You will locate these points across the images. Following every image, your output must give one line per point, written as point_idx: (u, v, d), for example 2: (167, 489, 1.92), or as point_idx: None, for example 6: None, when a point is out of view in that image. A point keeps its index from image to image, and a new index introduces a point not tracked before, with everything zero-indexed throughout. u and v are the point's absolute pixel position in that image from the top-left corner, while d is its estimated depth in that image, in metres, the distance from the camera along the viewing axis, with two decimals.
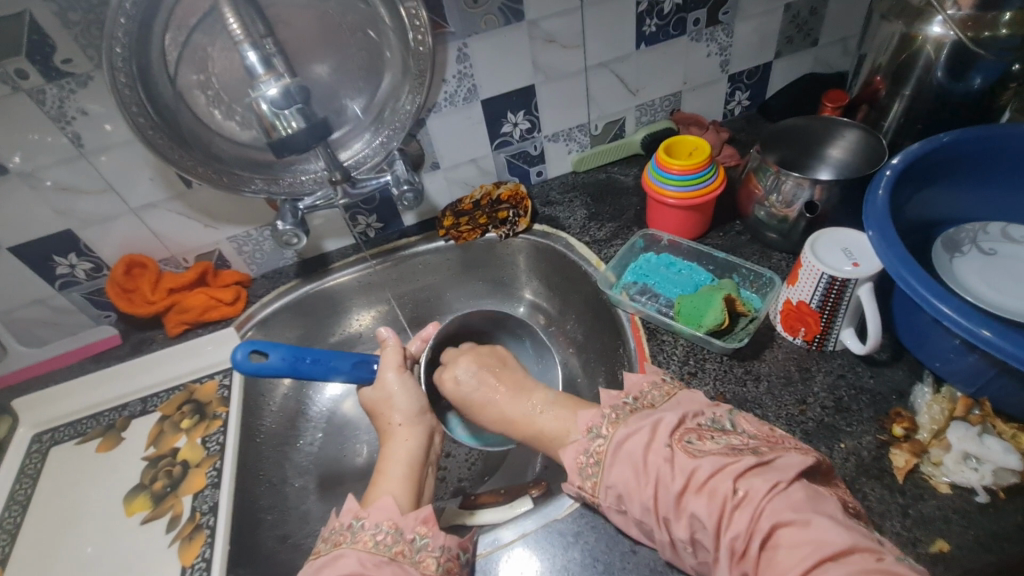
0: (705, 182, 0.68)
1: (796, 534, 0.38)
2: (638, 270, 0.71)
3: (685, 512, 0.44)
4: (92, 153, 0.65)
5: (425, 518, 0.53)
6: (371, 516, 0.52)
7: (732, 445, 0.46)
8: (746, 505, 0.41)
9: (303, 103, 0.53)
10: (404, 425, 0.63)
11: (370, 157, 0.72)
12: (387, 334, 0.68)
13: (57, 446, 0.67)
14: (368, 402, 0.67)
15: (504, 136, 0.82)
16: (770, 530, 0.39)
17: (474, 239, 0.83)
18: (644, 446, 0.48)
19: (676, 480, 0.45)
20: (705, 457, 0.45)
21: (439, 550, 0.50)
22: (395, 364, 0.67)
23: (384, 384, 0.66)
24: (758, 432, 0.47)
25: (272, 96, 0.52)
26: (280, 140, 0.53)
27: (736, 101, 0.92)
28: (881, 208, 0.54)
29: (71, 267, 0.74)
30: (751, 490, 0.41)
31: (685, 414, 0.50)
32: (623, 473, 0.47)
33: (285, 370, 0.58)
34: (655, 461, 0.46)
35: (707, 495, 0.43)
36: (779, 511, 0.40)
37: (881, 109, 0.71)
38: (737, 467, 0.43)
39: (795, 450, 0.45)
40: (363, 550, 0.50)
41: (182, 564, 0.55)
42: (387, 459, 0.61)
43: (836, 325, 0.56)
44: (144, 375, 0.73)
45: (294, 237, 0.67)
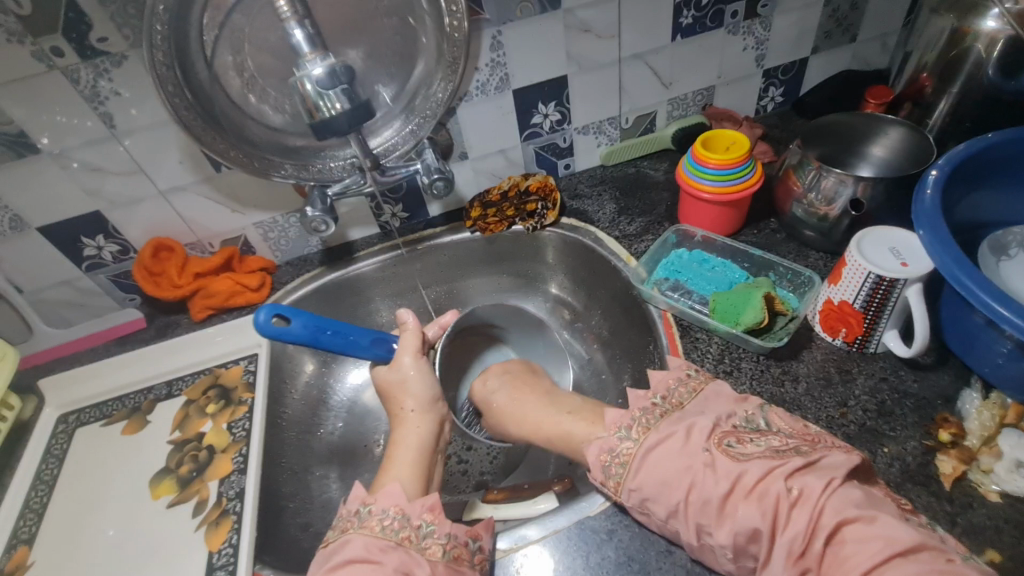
0: (743, 178, 0.66)
1: (864, 531, 0.37)
2: (670, 266, 0.70)
3: (730, 516, 0.42)
4: (123, 134, 0.65)
5: (431, 506, 0.51)
6: (379, 501, 0.51)
7: (774, 446, 0.44)
8: (804, 505, 0.40)
9: (348, 83, 0.52)
10: (417, 412, 0.63)
11: (400, 145, 0.71)
12: (407, 318, 0.67)
13: (83, 427, 0.67)
14: (380, 383, 0.66)
15: (534, 127, 0.80)
16: (835, 528, 0.38)
17: (501, 231, 0.81)
18: (679, 449, 0.46)
19: (720, 484, 0.43)
20: (750, 459, 0.43)
21: (444, 537, 0.49)
22: (412, 349, 0.66)
23: (400, 367, 0.65)
24: (793, 430, 0.46)
25: (317, 76, 0.51)
26: (324, 121, 0.52)
27: (770, 97, 0.90)
28: (931, 208, 0.52)
29: (98, 248, 0.74)
30: (805, 490, 0.40)
31: (717, 415, 0.48)
32: (653, 478, 0.46)
33: (306, 338, 0.61)
34: (694, 464, 0.45)
35: (757, 497, 0.41)
36: (841, 508, 0.39)
37: (926, 106, 0.69)
38: (785, 467, 0.42)
39: (838, 448, 0.44)
40: (370, 535, 0.49)
41: (209, 549, 0.54)
42: (397, 444, 0.60)
43: (879, 327, 0.54)
44: (170, 359, 0.72)
45: (322, 224, 0.67)
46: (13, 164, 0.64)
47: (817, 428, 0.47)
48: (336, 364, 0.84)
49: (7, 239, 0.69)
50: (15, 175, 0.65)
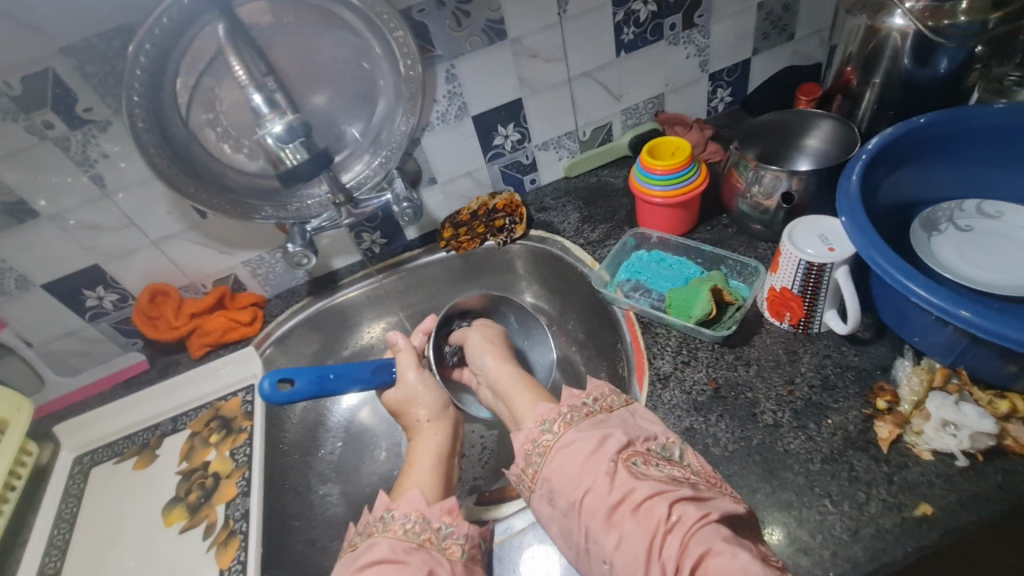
0: (688, 180, 0.71)
1: (721, 564, 0.38)
2: (631, 267, 0.75)
3: (614, 527, 0.43)
4: (113, 192, 0.70)
5: (449, 509, 0.56)
6: (400, 506, 0.56)
7: (674, 476, 0.46)
8: (678, 531, 0.41)
9: (305, 135, 0.57)
10: (431, 420, 0.68)
11: (370, 178, 0.76)
12: (396, 338, 0.73)
13: (98, 466, 0.72)
14: (392, 404, 0.71)
15: (496, 148, 0.86)
16: (699, 561, 0.39)
17: (474, 248, 0.86)
18: (588, 453, 0.48)
19: (612, 494, 0.45)
20: (646, 479, 0.45)
21: (462, 537, 0.54)
22: (412, 365, 0.71)
23: (407, 384, 0.70)
24: (702, 469, 0.48)
25: (277, 132, 0.56)
26: (285, 170, 0.58)
27: (719, 98, 0.95)
28: (853, 194, 0.57)
29: (99, 298, 0.79)
30: (682, 517, 0.42)
31: (634, 434, 0.49)
32: (561, 470, 0.48)
33: (313, 391, 0.65)
34: (596, 469, 0.47)
35: (641, 514, 0.43)
36: (709, 540, 0.40)
37: (854, 98, 0.74)
38: (675, 494, 0.43)
39: (730, 494, 0.45)
40: (394, 538, 0.53)
41: (220, 567, 0.58)
42: (416, 453, 0.65)
43: (818, 308, 0.59)
44: (172, 396, 0.77)
45: (304, 257, 0.72)
46: (15, 228, 0.69)
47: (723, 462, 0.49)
48: None
49: (15, 298, 0.75)
50: (17, 238, 0.70)
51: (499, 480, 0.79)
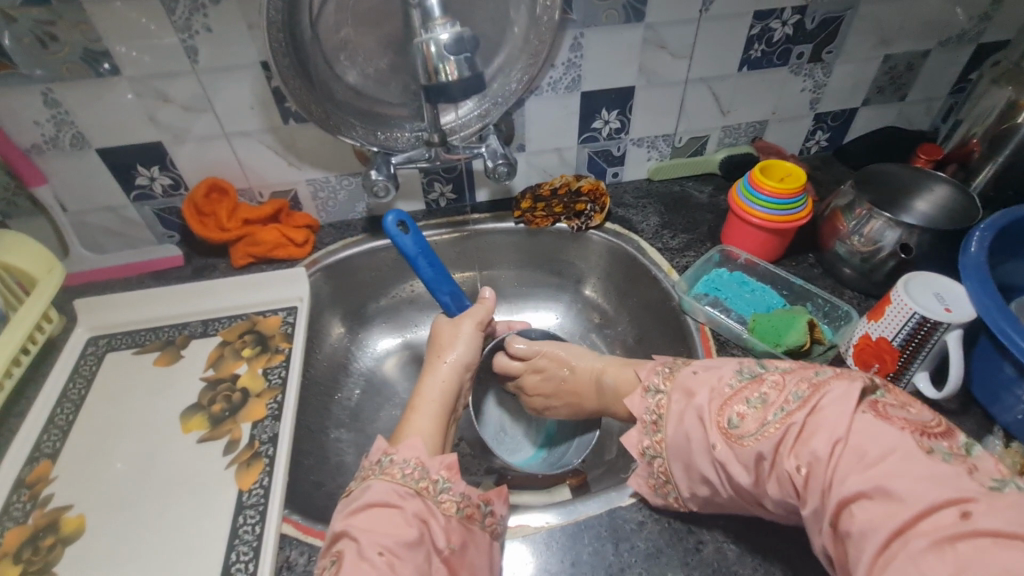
0: (793, 210, 0.69)
1: (870, 507, 0.36)
2: (710, 283, 0.72)
3: (766, 495, 0.44)
4: (204, 70, 0.66)
5: (449, 464, 0.51)
6: (401, 451, 0.51)
7: (774, 406, 0.44)
8: (816, 480, 0.39)
9: (472, 52, 0.48)
10: (449, 365, 0.63)
11: (467, 126, 0.73)
12: (488, 294, 0.69)
13: (113, 352, 0.67)
14: (436, 327, 0.67)
15: (593, 131, 0.83)
16: (841, 504, 0.37)
17: (545, 226, 0.83)
18: (698, 444, 0.47)
19: (744, 472, 0.44)
20: (755, 437, 0.43)
21: (459, 495, 0.49)
22: (474, 320, 0.66)
23: (458, 327, 0.66)
24: (795, 372, 0.46)
25: (443, 40, 0.47)
26: (437, 87, 0.49)
27: (815, 140, 0.94)
28: (977, 261, 0.56)
29: (151, 179, 0.74)
30: (813, 466, 0.40)
31: (714, 391, 0.48)
32: (688, 471, 0.48)
33: (413, 253, 0.64)
34: (710, 456, 0.46)
35: (776, 481, 0.42)
36: (845, 478, 0.38)
37: (970, 171, 0.72)
38: (790, 438, 0.42)
39: (836, 389, 0.42)
40: (390, 481, 0.49)
41: (239, 487, 0.53)
42: (421, 396, 0.61)
43: (912, 367, 0.57)
44: (205, 300, 0.72)
45: (383, 189, 0.70)
46: (89, 81, 0.64)
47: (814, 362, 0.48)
48: (363, 330, 0.85)
49: (65, 155, 0.69)
50: (86, 91, 0.64)
51: (523, 466, 0.75)
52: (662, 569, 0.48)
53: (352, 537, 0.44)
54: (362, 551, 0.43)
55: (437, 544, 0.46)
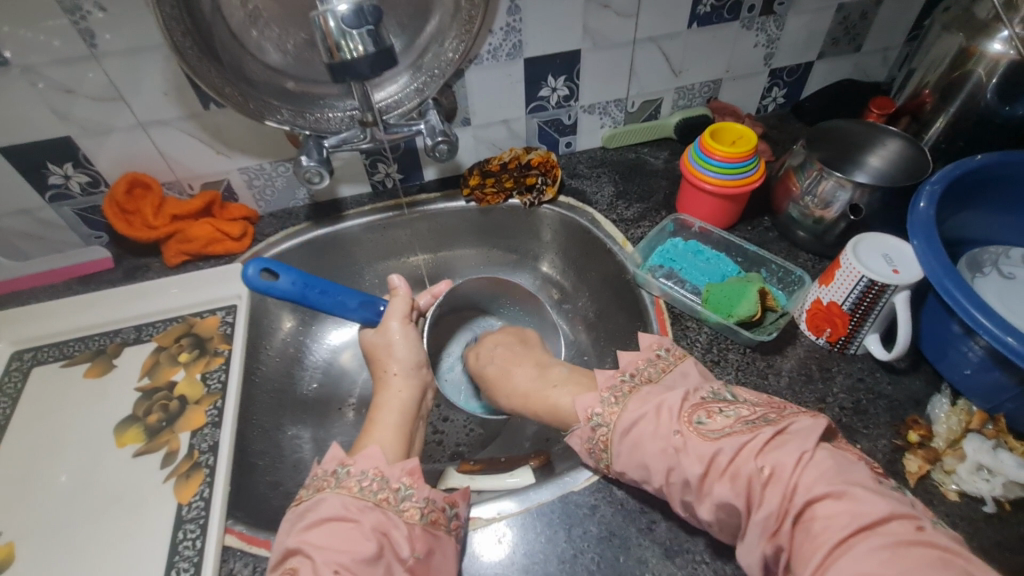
0: (746, 173, 0.67)
1: (833, 506, 0.37)
2: (665, 254, 0.70)
3: (710, 495, 0.43)
4: (104, 56, 0.59)
5: (410, 470, 0.49)
6: (358, 462, 0.49)
7: (743, 418, 0.45)
8: (776, 481, 0.40)
9: (374, 25, 0.45)
10: (400, 375, 0.61)
11: (404, 102, 0.68)
12: (398, 283, 0.65)
13: (40, 366, 0.63)
14: (367, 345, 0.64)
15: (540, 100, 0.78)
16: (806, 505, 0.38)
17: (497, 203, 0.80)
18: (653, 432, 0.47)
19: (695, 464, 0.44)
20: (721, 436, 0.44)
21: (423, 501, 0.47)
22: (400, 313, 0.64)
23: (387, 331, 0.63)
24: (758, 399, 0.48)
25: (341, 12, 0.44)
26: (343, 62, 0.45)
27: (772, 97, 0.90)
28: (926, 218, 0.55)
29: (65, 178, 0.68)
30: (777, 467, 0.40)
31: (686, 390, 0.49)
32: (636, 459, 0.47)
33: (294, 295, 0.59)
34: (667, 445, 0.46)
35: (729, 479, 0.42)
36: (811, 484, 0.39)
37: (924, 123, 0.71)
38: (756, 444, 0.42)
39: (805, 414, 0.44)
40: (347, 495, 0.47)
41: (178, 502, 0.51)
42: (379, 409, 0.58)
43: (862, 330, 0.56)
44: (139, 304, 0.68)
45: (316, 176, 0.64)
46: None
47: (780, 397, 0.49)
48: (315, 322, 0.82)
49: None
50: None
51: (484, 450, 0.74)
52: (615, 551, 0.48)
53: (307, 554, 0.43)
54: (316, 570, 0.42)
55: (400, 554, 0.44)
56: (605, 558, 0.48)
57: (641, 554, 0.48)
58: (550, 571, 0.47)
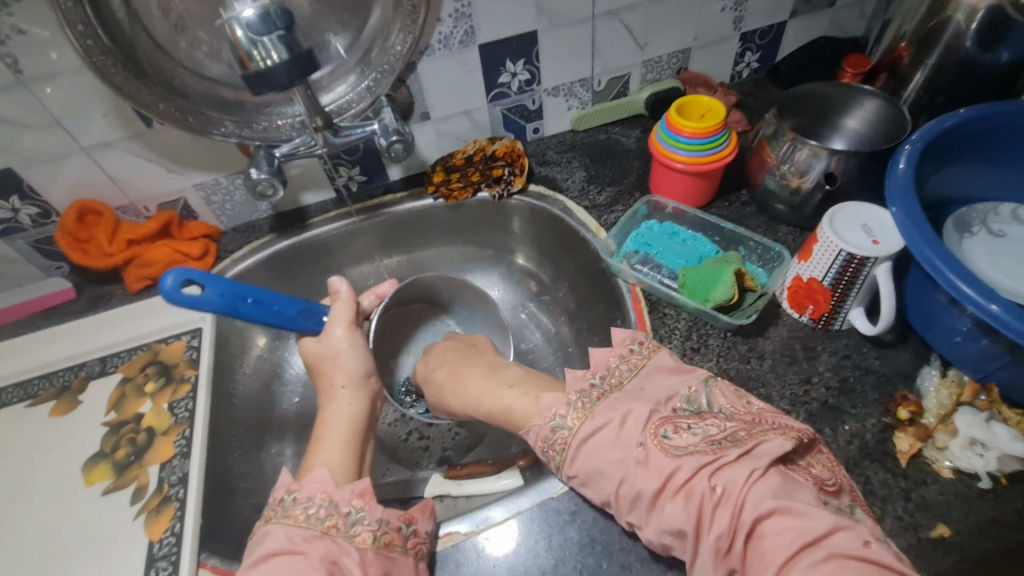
0: (717, 148, 0.64)
1: (782, 522, 0.37)
2: (640, 238, 0.68)
3: (660, 513, 0.42)
4: (32, 81, 0.56)
5: (362, 491, 0.48)
6: (303, 489, 0.47)
7: (710, 436, 0.43)
8: (727, 503, 0.39)
9: (286, 30, 0.44)
10: (348, 389, 0.59)
11: (355, 103, 0.65)
12: (338, 287, 0.62)
13: (5, 409, 0.62)
14: (311, 357, 0.61)
15: (501, 87, 0.75)
16: (755, 525, 0.38)
17: (465, 198, 0.77)
18: (612, 441, 0.46)
19: (652, 481, 0.43)
20: (684, 454, 0.43)
21: (376, 523, 0.46)
22: (344, 320, 0.61)
23: (332, 339, 0.61)
24: (734, 410, 0.46)
25: (248, 19, 0.43)
26: (259, 73, 0.44)
27: (745, 63, 0.86)
28: (904, 182, 0.52)
29: (13, 211, 0.65)
30: (728, 486, 0.40)
31: (654, 401, 0.47)
32: (588, 467, 0.46)
33: (222, 306, 0.55)
34: (627, 457, 0.44)
35: (684, 496, 0.41)
36: (761, 502, 0.39)
37: (902, 78, 0.67)
38: (715, 464, 0.41)
39: (775, 432, 0.43)
40: (292, 526, 0.45)
41: (149, 539, 0.50)
42: (324, 424, 0.57)
43: (846, 304, 0.54)
44: (101, 335, 0.67)
45: (270, 187, 0.60)
46: None
47: (759, 404, 0.46)
48: (290, 336, 0.79)
49: None
50: None
51: (472, 454, 0.72)
52: (597, 558, 0.47)
53: None
54: None
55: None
56: (589, 565, 0.46)
57: (625, 558, 0.46)
58: None
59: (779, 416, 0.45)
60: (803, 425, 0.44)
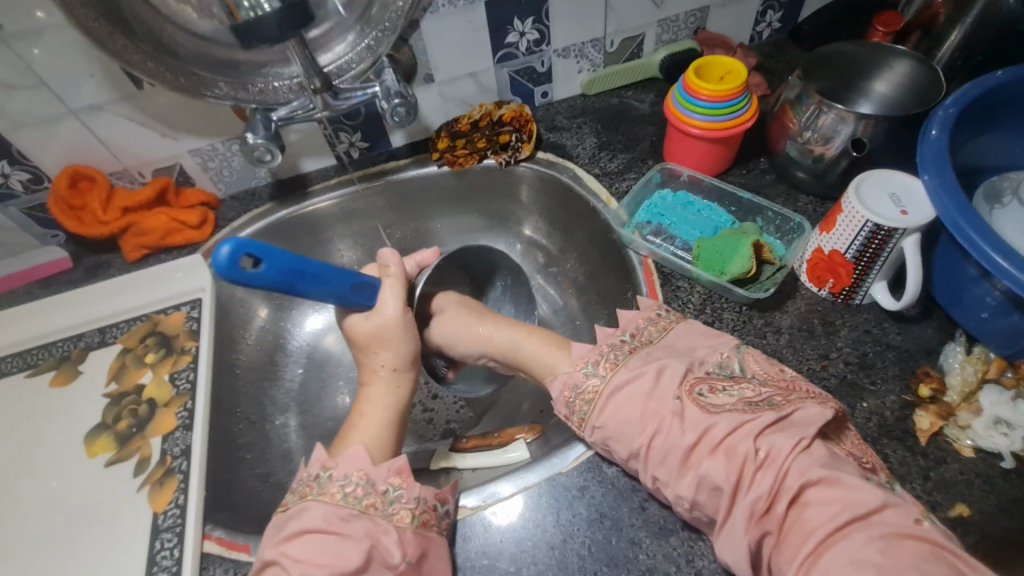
0: (737, 112, 0.60)
1: (825, 493, 0.38)
2: (653, 208, 0.66)
3: (693, 470, 0.42)
4: (14, 38, 0.53)
5: (399, 468, 0.47)
6: (341, 465, 0.47)
7: (748, 398, 0.43)
8: (769, 466, 0.39)
9: None
10: (395, 370, 0.58)
11: (355, 64, 0.62)
12: (389, 259, 0.56)
13: (5, 378, 0.61)
14: (360, 335, 0.57)
15: (508, 47, 0.71)
16: (797, 492, 0.38)
17: (471, 165, 0.75)
18: (647, 392, 0.45)
19: (686, 435, 0.43)
20: (720, 412, 0.43)
21: (413, 501, 0.46)
22: (397, 299, 0.56)
23: (382, 317, 0.56)
24: (768, 375, 0.45)
25: None
26: (246, 24, 0.41)
27: (766, 23, 0.81)
28: (937, 148, 0.49)
29: (4, 176, 0.63)
30: (772, 450, 0.40)
31: (689, 360, 0.47)
32: (618, 417, 0.45)
33: (281, 282, 0.44)
34: (663, 411, 0.44)
35: (723, 454, 0.41)
36: (805, 470, 0.39)
37: (936, 37, 0.63)
38: (756, 425, 0.41)
39: (812, 399, 0.43)
40: (330, 504, 0.45)
41: (154, 510, 0.50)
42: (370, 403, 0.57)
43: (868, 278, 0.52)
44: (99, 305, 0.65)
45: (267, 152, 0.58)
46: None
47: (791, 371, 0.46)
48: (292, 307, 0.78)
49: None
50: None
51: (477, 426, 0.71)
52: (606, 534, 0.46)
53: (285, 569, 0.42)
54: None
55: (391, 560, 0.43)
56: (597, 540, 0.46)
57: (634, 533, 0.46)
58: (539, 558, 0.45)
59: (812, 385, 0.45)
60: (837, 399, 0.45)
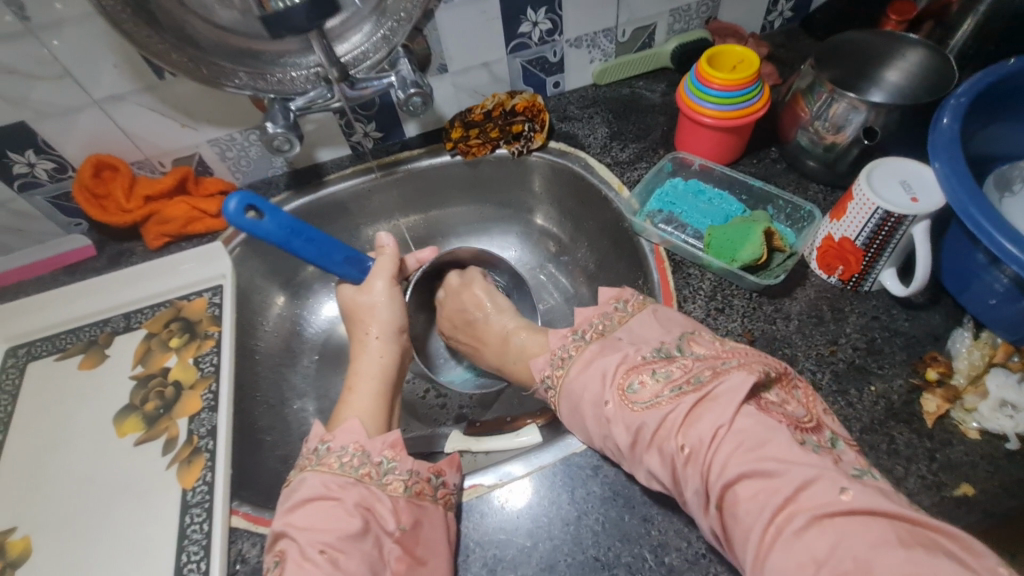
0: (749, 101, 0.61)
1: (753, 486, 0.38)
2: (665, 197, 0.67)
3: (641, 463, 0.44)
4: (39, 30, 0.55)
5: (393, 442, 0.49)
6: (336, 438, 0.49)
7: (672, 382, 0.44)
8: (695, 462, 0.40)
9: None
10: (381, 339, 0.60)
11: (371, 54, 0.63)
12: (386, 240, 0.62)
13: (35, 361, 0.63)
14: (347, 306, 0.62)
15: (521, 37, 0.71)
16: (726, 486, 0.39)
17: (484, 155, 0.76)
18: (590, 395, 0.48)
19: (625, 435, 0.45)
20: (647, 408, 0.44)
21: (405, 474, 0.48)
22: (386, 274, 0.62)
23: (372, 291, 0.61)
24: (706, 354, 0.46)
25: None
26: (273, 14, 0.42)
27: (778, 11, 0.81)
28: (949, 136, 0.49)
29: (30, 165, 0.64)
30: (695, 447, 0.41)
31: (624, 353, 0.48)
32: (575, 419, 0.49)
33: (280, 238, 0.54)
34: (600, 413, 0.47)
35: (657, 453, 0.43)
36: (727, 462, 0.39)
37: (950, 26, 0.63)
38: (678, 418, 0.42)
39: (737, 370, 0.43)
40: (327, 472, 0.47)
41: (182, 487, 0.52)
42: (358, 375, 0.58)
43: (878, 265, 0.52)
44: (123, 291, 0.67)
45: (286, 142, 0.59)
46: None
47: (732, 342, 0.47)
48: (308, 295, 0.79)
49: None
50: None
51: (490, 411, 0.73)
52: (619, 511, 0.47)
53: (292, 537, 0.43)
54: (303, 551, 0.42)
55: (386, 527, 0.45)
56: (610, 517, 0.47)
57: (646, 511, 0.47)
58: (554, 534, 0.47)
59: (750, 351, 0.45)
60: (772, 361, 0.45)
